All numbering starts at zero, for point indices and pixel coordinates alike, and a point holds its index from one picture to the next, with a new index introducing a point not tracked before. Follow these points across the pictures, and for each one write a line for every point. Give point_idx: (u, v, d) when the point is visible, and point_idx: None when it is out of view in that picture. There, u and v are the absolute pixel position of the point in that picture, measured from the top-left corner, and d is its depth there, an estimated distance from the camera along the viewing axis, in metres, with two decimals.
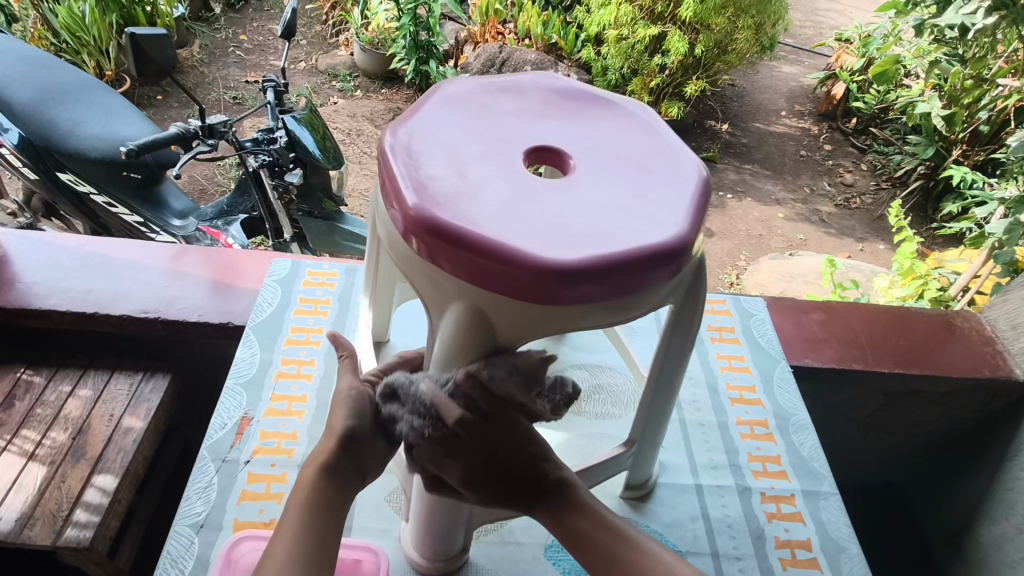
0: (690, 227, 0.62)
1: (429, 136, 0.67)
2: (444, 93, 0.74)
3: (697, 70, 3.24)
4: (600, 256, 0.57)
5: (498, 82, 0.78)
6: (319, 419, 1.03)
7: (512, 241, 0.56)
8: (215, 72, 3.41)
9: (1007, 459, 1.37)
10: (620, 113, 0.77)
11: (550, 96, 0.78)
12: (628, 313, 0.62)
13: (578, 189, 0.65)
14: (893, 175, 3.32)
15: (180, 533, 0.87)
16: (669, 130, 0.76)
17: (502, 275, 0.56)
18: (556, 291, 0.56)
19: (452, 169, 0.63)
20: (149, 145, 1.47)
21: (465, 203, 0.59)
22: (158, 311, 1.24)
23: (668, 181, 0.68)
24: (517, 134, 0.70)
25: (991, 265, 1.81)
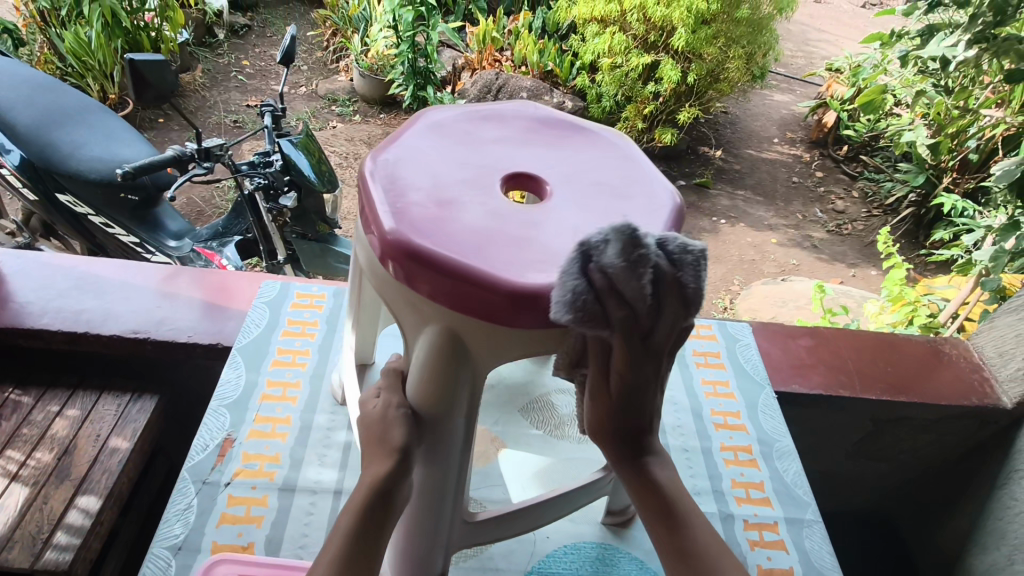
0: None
1: (409, 163, 0.69)
2: (426, 122, 0.76)
3: (690, 98, 3.31)
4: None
5: (481, 110, 0.81)
6: (303, 442, 1.03)
7: (484, 267, 0.58)
8: (216, 96, 3.46)
9: (997, 487, 1.37)
10: (598, 141, 0.80)
11: (532, 124, 0.81)
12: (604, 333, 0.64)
13: (551, 215, 0.67)
14: (884, 203, 3.37)
15: (157, 555, 0.86)
16: (645, 158, 0.79)
17: (476, 301, 0.58)
18: (532, 315, 0.59)
19: (430, 195, 0.65)
20: (145, 167, 1.49)
21: (441, 228, 0.61)
22: (148, 331, 1.24)
23: (642, 208, 0.70)
24: (496, 162, 0.73)
25: (979, 291, 1.82)
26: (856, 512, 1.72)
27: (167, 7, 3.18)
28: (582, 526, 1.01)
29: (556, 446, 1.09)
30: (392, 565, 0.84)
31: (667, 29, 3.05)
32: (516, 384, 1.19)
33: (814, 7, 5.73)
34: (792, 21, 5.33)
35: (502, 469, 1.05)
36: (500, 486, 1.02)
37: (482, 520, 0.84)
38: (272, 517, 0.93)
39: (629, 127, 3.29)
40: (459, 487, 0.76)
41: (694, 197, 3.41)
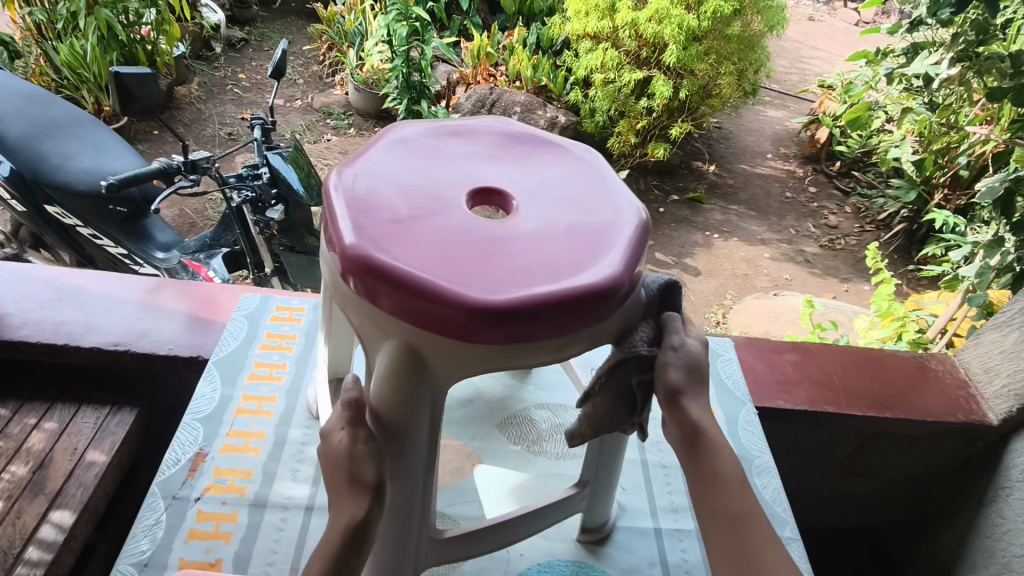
0: (626, 268, 0.64)
1: (374, 178, 0.70)
2: (395, 138, 0.77)
3: (683, 114, 3.34)
4: (534, 295, 0.59)
5: (451, 125, 0.82)
6: (276, 457, 1.03)
7: (442, 283, 0.58)
8: (211, 109, 3.48)
9: (985, 504, 1.35)
10: (568, 157, 0.80)
11: (501, 139, 0.81)
12: (569, 349, 0.64)
13: (515, 231, 0.67)
14: (877, 218, 3.39)
15: (122, 572, 0.85)
16: (614, 174, 0.79)
17: (437, 316, 0.58)
18: (493, 330, 0.58)
19: (392, 209, 0.66)
20: (131, 179, 1.49)
21: (402, 244, 0.62)
22: (129, 344, 1.23)
23: (607, 224, 0.70)
24: (463, 178, 0.73)
25: (967, 307, 1.82)
26: (845, 530, 1.70)
27: (164, 21, 3.22)
28: (555, 544, 1.01)
29: (533, 462, 1.09)
30: None
31: (659, 46, 3.08)
32: (496, 398, 1.18)
33: (807, 25, 5.79)
34: (785, 38, 5.38)
35: (477, 484, 1.04)
36: (474, 502, 1.02)
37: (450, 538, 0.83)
38: (241, 533, 0.92)
39: (621, 142, 3.31)
40: (425, 503, 0.75)
41: (687, 211, 3.42)
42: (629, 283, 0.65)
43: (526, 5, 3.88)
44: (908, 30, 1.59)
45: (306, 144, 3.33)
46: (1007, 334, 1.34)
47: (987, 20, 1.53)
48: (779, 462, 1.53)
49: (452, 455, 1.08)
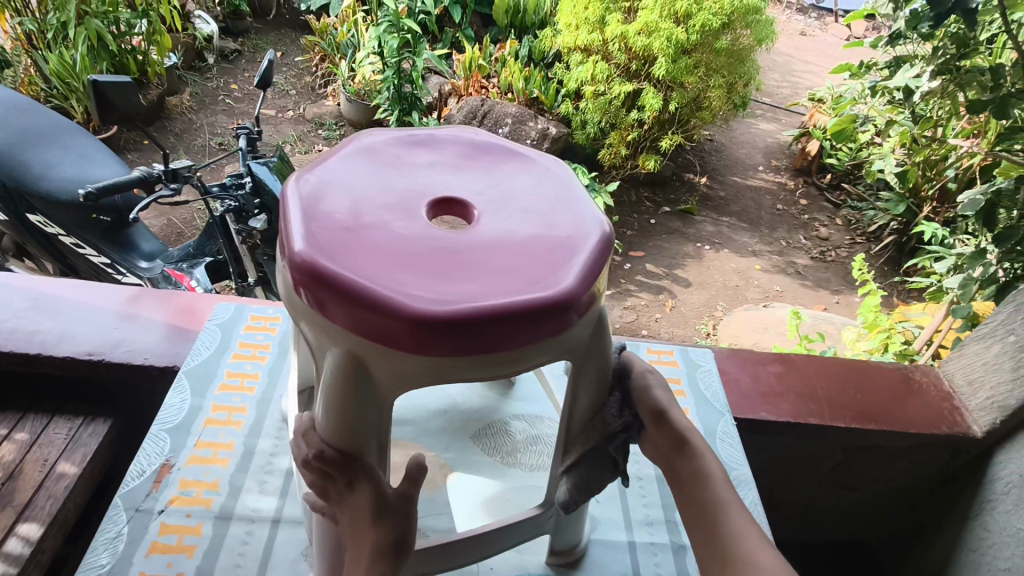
0: (581, 283, 0.65)
1: (333, 187, 0.71)
2: (359, 146, 0.78)
3: (673, 126, 3.36)
4: (482, 310, 0.59)
5: (420, 136, 0.84)
6: (243, 468, 1.02)
7: (388, 292, 0.59)
8: (202, 119, 3.48)
9: (971, 518, 1.34)
10: (532, 168, 0.82)
11: (470, 152, 0.83)
12: (522, 364, 0.64)
13: (472, 241, 0.68)
14: (867, 230, 3.40)
15: None
16: (578, 185, 0.81)
17: (382, 328, 0.59)
18: (440, 341, 0.59)
19: (348, 219, 0.67)
20: (109, 187, 1.47)
21: (353, 254, 0.62)
22: (103, 353, 1.22)
23: (566, 236, 0.71)
24: (426, 190, 0.74)
25: (952, 318, 1.81)
26: (831, 543, 1.68)
27: (155, 32, 3.23)
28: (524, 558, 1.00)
29: (507, 474, 1.08)
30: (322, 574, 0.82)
31: (648, 59, 3.09)
32: (471, 409, 1.18)
33: (799, 40, 5.84)
34: (776, 53, 5.43)
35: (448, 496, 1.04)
36: (445, 515, 1.02)
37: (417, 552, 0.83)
38: (205, 547, 0.91)
39: (612, 154, 3.32)
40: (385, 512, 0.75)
41: (678, 222, 3.42)
42: (584, 298, 0.65)
43: (518, 18, 3.91)
44: (889, 44, 1.60)
45: (297, 155, 3.33)
46: (989, 346, 1.33)
47: (967, 34, 1.54)
48: (764, 475, 1.51)
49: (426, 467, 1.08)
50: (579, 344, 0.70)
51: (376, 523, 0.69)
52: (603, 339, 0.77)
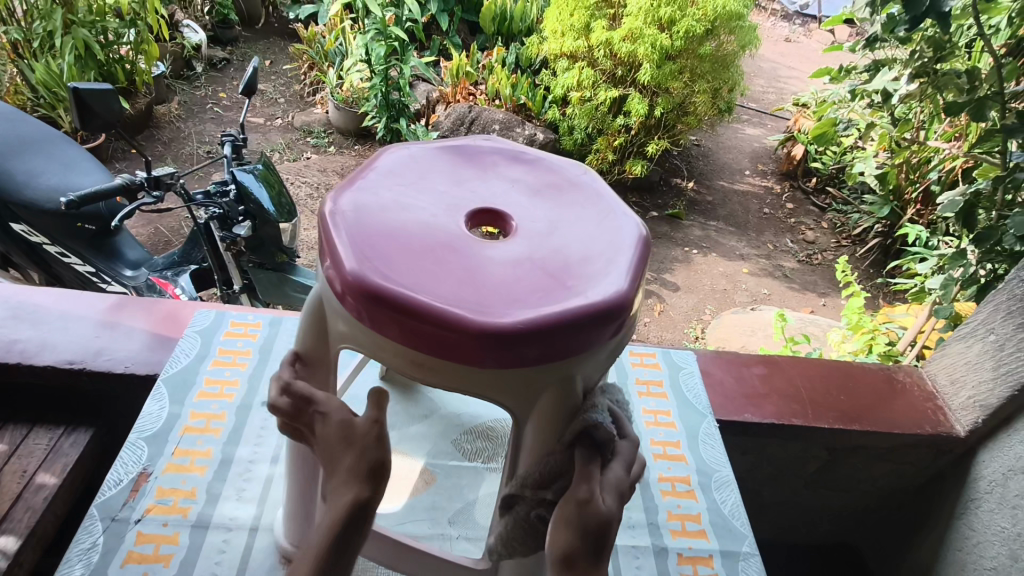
0: (523, 327, 0.57)
1: (409, 165, 0.75)
2: (466, 148, 0.80)
3: (660, 130, 3.37)
4: (405, 299, 0.57)
5: (530, 155, 0.81)
6: (221, 477, 1.02)
7: (346, 248, 0.61)
8: (190, 128, 3.46)
9: (956, 517, 1.34)
10: (611, 215, 0.73)
11: (560, 182, 0.78)
12: (441, 378, 0.60)
13: (476, 250, 0.64)
14: (852, 233, 3.42)
15: None
16: (643, 252, 0.69)
17: (331, 273, 0.62)
18: (362, 307, 0.59)
19: (396, 191, 0.70)
20: (91, 196, 1.46)
21: (363, 213, 0.66)
22: (84, 362, 1.20)
23: (581, 279, 0.63)
24: (462, 199, 0.72)
25: (934, 319, 1.83)
26: (817, 544, 1.68)
27: (143, 41, 3.22)
28: None
29: (485, 480, 1.10)
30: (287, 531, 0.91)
31: (633, 64, 3.10)
32: (454, 414, 1.19)
33: (784, 46, 5.90)
34: (761, 59, 5.48)
35: (428, 501, 1.05)
36: (426, 520, 1.02)
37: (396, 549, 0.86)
38: (181, 555, 0.90)
39: (600, 159, 3.33)
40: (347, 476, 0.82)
41: (666, 227, 3.43)
42: (522, 341, 0.57)
43: (505, 26, 3.93)
44: (866, 49, 1.63)
45: (285, 162, 3.32)
46: (971, 345, 1.33)
47: (943, 38, 1.57)
48: (751, 477, 1.51)
49: (406, 474, 1.09)
50: (527, 383, 0.62)
51: (354, 443, 0.64)
52: (572, 401, 0.64)
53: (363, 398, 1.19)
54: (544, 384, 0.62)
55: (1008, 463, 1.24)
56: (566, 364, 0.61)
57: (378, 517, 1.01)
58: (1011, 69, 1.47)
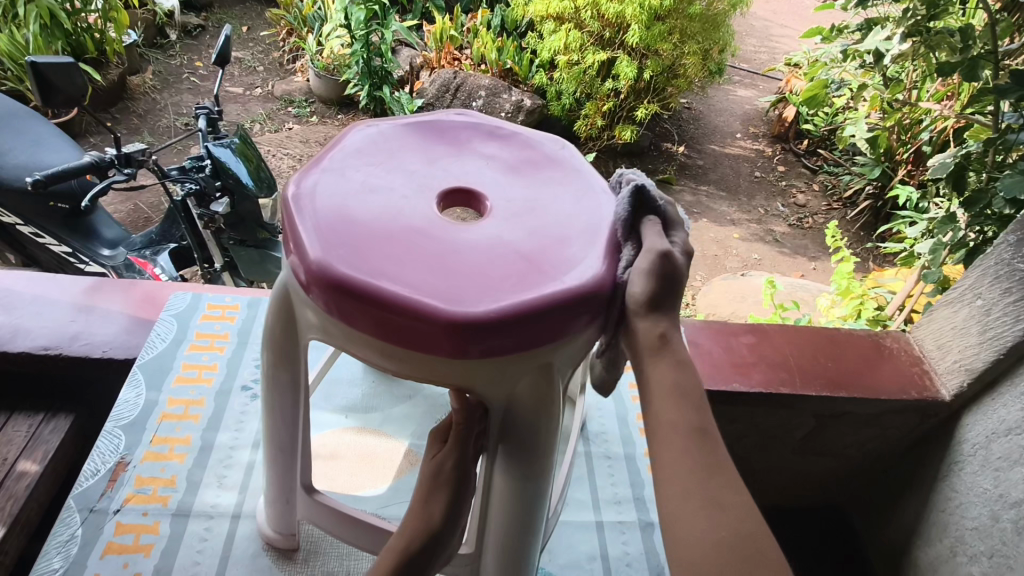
0: (496, 317, 0.54)
1: (379, 143, 0.72)
2: (439, 124, 0.77)
3: (649, 94, 3.30)
4: (372, 288, 0.55)
5: (507, 130, 0.78)
6: (201, 464, 1.01)
7: (310, 237, 0.58)
8: (167, 99, 3.36)
9: (940, 479, 1.35)
10: (590, 195, 0.70)
11: (539, 159, 0.75)
12: (414, 370, 0.59)
13: (448, 235, 0.62)
14: (843, 196, 3.38)
15: None
16: (621, 231, 0.66)
17: (295, 262, 0.59)
18: (327, 297, 0.57)
19: (364, 171, 0.67)
20: (59, 174, 1.41)
21: (329, 197, 0.63)
22: (60, 347, 1.17)
23: (555, 262, 0.61)
24: (432, 179, 0.69)
25: (923, 284, 1.81)
26: (804, 508, 1.71)
27: (112, 9, 3.11)
28: None
29: None
30: (269, 516, 0.91)
31: (621, 25, 3.02)
32: (436, 394, 1.18)
33: (776, 3, 5.76)
34: (754, 18, 5.35)
35: (412, 483, 1.05)
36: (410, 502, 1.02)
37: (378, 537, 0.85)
38: (162, 545, 0.90)
39: (589, 125, 3.26)
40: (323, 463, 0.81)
41: None
42: (493, 331, 0.55)
43: None
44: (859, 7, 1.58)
45: (266, 134, 3.23)
46: (958, 310, 1.32)
47: None
48: (738, 444, 1.52)
49: (390, 457, 1.08)
50: (502, 372, 0.59)
51: (428, 497, 0.76)
52: (548, 388, 0.62)
53: (344, 380, 1.19)
54: (520, 372, 0.60)
55: (991, 427, 1.24)
56: (542, 354, 0.60)
57: (361, 502, 1.01)
58: (1005, 27, 1.43)
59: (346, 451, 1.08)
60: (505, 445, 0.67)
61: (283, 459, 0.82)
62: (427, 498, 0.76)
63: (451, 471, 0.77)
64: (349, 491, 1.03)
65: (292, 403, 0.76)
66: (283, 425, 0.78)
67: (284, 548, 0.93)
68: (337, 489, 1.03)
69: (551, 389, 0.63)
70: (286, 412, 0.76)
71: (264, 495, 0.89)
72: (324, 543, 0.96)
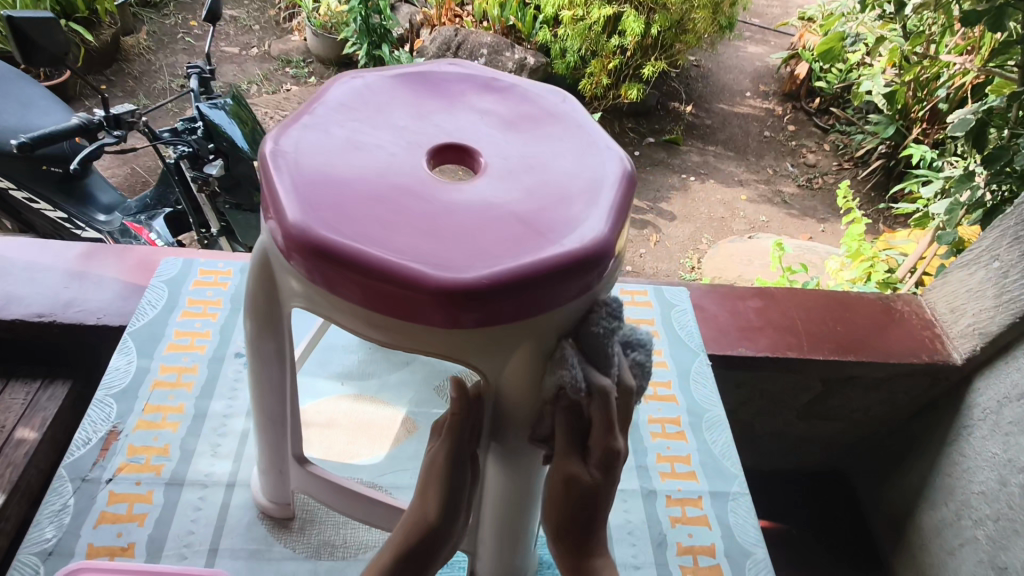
0: (489, 284, 0.51)
1: (366, 96, 0.67)
2: (430, 77, 0.72)
3: (657, 51, 3.17)
4: (356, 253, 0.51)
5: (503, 82, 0.73)
6: (194, 432, 1.00)
7: (290, 200, 0.54)
8: (162, 60, 3.26)
9: (948, 444, 1.33)
10: (591, 151, 0.66)
11: (538, 113, 0.70)
12: (405, 341, 0.56)
13: (439, 194, 0.58)
14: (855, 155, 3.29)
15: (24, 562, 0.83)
16: (626, 190, 0.62)
17: (274, 227, 0.56)
18: (309, 263, 0.54)
19: (349, 128, 0.63)
20: (46, 137, 1.37)
21: (310, 156, 0.59)
22: (53, 314, 1.15)
23: (553, 225, 0.57)
24: (422, 135, 0.64)
25: (937, 245, 1.76)
26: (807, 471, 1.69)
27: None
28: None
29: None
30: (263, 485, 0.90)
31: None
32: (434, 360, 1.16)
33: None
34: None
35: (410, 451, 1.03)
36: (408, 470, 1.00)
37: (375, 507, 0.84)
38: (156, 514, 0.90)
39: (594, 84, 3.16)
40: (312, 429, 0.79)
41: (663, 154, 3.31)
42: (485, 299, 0.51)
43: None
44: None
45: (263, 95, 3.15)
46: (974, 272, 1.27)
47: None
48: (743, 409, 1.50)
49: (388, 425, 1.07)
50: (496, 341, 0.56)
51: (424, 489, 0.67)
52: (546, 356, 0.59)
53: (341, 347, 1.17)
54: (516, 342, 0.57)
55: (1003, 391, 1.21)
56: (540, 323, 0.56)
57: (358, 470, 1.00)
58: None
59: (343, 420, 1.07)
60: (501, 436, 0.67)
61: (275, 429, 0.80)
62: (424, 489, 0.67)
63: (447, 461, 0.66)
64: (346, 460, 1.01)
65: (278, 372, 0.74)
66: (271, 395, 0.76)
67: (279, 515, 0.92)
68: (335, 458, 1.02)
69: (549, 358, 0.59)
70: (273, 381, 0.74)
71: (257, 464, 0.88)
72: (321, 511, 0.96)
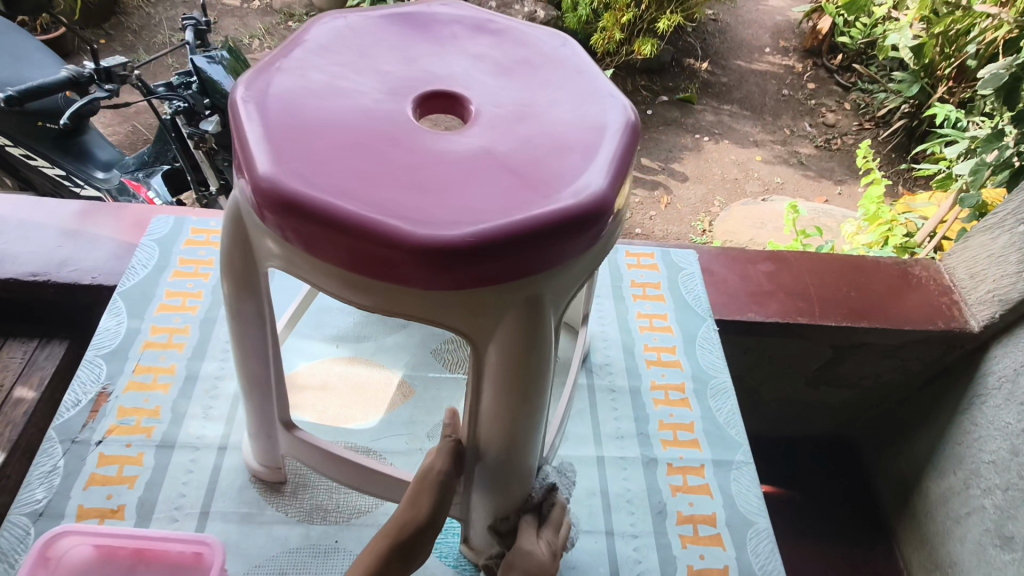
0: (475, 242, 0.47)
1: (349, 39, 0.63)
2: (420, 20, 0.67)
3: (672, 3, 3.03)
4: (331, 207, 0.48)
5: (499, 25, 0.68)
6: (186, 394, 0.99)
7: (262, 152, 0.50)
8: (161, 13, 3.17)
9: (960, 413, 1.29)
10: (591, 99, 0.61)
11: (535, 58, 0.65)
12: (388, 303, 0.52)
13: (425, 144, 0.54)
14: (876, 115, 3.16)
15: (15, 523, 0.83)
16: (628, 140, 0.57)
17: (247, 182, 0.52)
18: (283, 218, 0.50)
19: (329, 72, 0.59)
20: (33, 89, 1.32)
21: (286, 103, 0.54)
22: (48, 274, 1.13)
23: (546, 179, 0.52)
24: (409, 80, 0.60)
25: (959, 209, 1.69)
26: (815, 438, 1.66)
27: None
28: None
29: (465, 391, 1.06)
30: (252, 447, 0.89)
31: None
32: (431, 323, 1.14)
33: None
34: None
35: (406, 416, 1.01)
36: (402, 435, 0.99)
37: (366, 473, 0.82)
38: (146, 477, 0.89)
39: (606, 39, 3.03)
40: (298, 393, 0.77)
41: (677, 113, 3.21)
42: (470, 257, 0.48)
43: None
44: None
45: (265, 50, 3.06)
46: (997, 237, 1.22)
47: None
48: (750, 375, 1.47)
49: (383, 387, 1.05)
50: (484, 305, 0.53)
51: (415, 493, 0.71)
52: (538, 323, 0.56)
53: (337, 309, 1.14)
54: (505, 307, 0.54)
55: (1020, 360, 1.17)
56: (531, 287, 0.53)
57: (352, 435, 0.98)
58: None
59: (337, 383, 1.05)
60: (481, 467, 0.73)
61: (260, 392, 0.78)
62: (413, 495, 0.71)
63: (438, 476, 0.71)
64: (340, 424, 0.99)
65: (260, 335, 0.71)
66: (253, 357, 0.73)
67: (269, 477, 0.91)
68: (328, 423, 1.00)
69: (541, 327, 0.56)
70: (255, 342, 0.71)
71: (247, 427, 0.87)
72: (314, 475, 0.95)
